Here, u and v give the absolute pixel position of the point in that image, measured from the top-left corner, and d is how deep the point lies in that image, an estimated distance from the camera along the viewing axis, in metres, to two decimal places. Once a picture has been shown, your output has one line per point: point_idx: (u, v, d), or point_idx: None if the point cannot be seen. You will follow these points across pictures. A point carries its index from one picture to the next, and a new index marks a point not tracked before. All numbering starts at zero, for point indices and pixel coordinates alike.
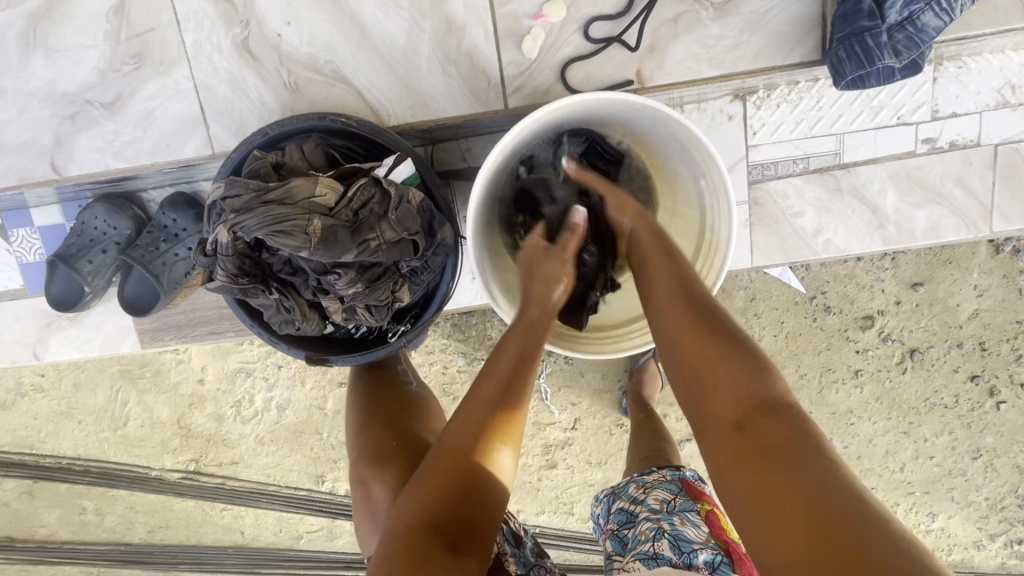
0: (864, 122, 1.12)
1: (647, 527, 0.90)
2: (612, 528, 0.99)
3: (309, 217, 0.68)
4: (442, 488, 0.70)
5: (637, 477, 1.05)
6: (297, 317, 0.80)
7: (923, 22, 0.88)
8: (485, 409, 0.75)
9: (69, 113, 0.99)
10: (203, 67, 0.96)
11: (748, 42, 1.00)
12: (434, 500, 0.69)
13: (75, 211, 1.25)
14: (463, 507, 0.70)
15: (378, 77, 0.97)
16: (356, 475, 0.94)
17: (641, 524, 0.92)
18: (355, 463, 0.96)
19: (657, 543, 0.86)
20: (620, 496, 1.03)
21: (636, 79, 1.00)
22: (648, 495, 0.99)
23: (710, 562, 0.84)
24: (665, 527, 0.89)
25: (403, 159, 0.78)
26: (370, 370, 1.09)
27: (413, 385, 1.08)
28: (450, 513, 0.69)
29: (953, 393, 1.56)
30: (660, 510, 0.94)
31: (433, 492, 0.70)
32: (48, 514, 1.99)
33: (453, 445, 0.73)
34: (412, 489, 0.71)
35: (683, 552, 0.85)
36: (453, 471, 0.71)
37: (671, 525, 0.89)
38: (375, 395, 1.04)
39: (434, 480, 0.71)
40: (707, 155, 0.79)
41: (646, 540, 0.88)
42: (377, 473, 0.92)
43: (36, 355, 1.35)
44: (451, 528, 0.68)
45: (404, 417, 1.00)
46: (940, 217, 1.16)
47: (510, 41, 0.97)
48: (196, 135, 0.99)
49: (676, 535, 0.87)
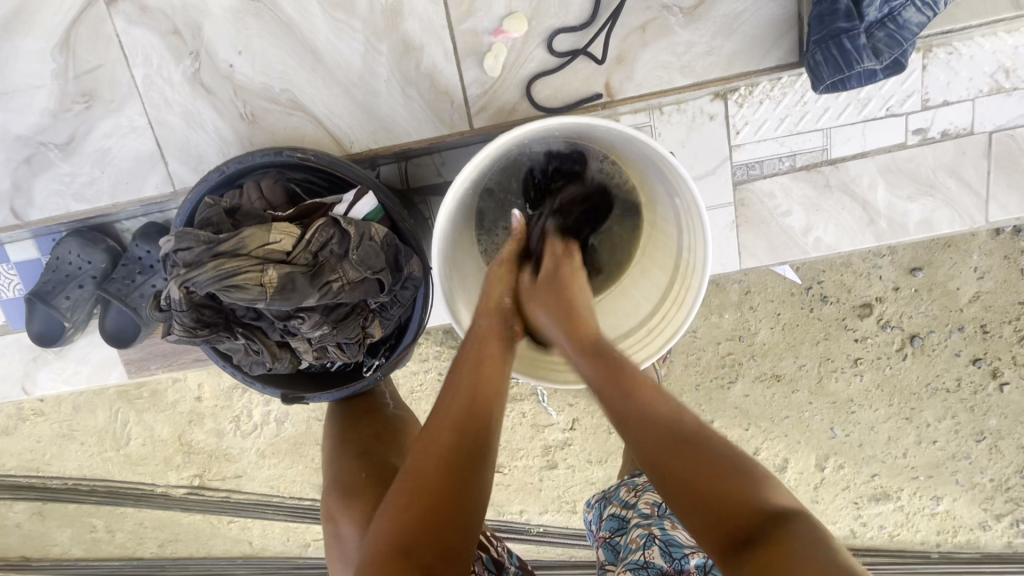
0: (850, 115, 1.07)
1: (638, 535, 0.89)
2: (604, 536, 0.96)
3: (262, 268, 0.66)
4: (411, 508, 0.65)
5: (627, 481, 1.03)
6: (266, 359, 0.77)
7: (905, 18, 0.83)
8: (450, 431, 0.70)
9: (25, 156, 0.96)
10: (157, 102, 0.93)
11: (721, 46, 0.96)
12: (406, 525, 0.64)
13: (50, 245, 1.23)
14: (441, 529, 0.65)
15: (337, 103, 0.94)
16: (327, 511, 0.94)
17: (632, 531, 0.90)
18: (327, 494, 0.96)
19: (648, 551, 0.84)
20: (612, 501, 1.01)
21: (605, 91, 0.96)
22: (639, 499, 0.97)
23: (703, 565, 0.82)
24: (656, 532, 0.87)
25: (363, 194, 0.76)
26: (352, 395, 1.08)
27: (391, 406, 1.07)
28: (421, 537, 0.64)
29: (955, 377, 1.53)
30: (652, 514, 0.92)
31: (401, 515, 0.65)
32: (60, 533, 2.02)
33: (423, 465, 0.68)
34: (383, 518, 0.66)
35: (675, 559, 0.82)
36: (422, 489, 0.66)
37: (662, 530, 0.87)
38: (354, 421, 1.04)
39: (403, 501, 0.66)
40: (677, 174, 0.75)
41: (637, 548, 0.87)
42: (348, 511, 0.92)
43: (25, 390, 1.35)
44: (422, 553, 0.63)
45: (380, 444, 1.00)
46: (935, 208, 1.12)
47: (471, 59, 0.93)
48: (156, 172, 0.96)
49: (667, 541, 0.85)
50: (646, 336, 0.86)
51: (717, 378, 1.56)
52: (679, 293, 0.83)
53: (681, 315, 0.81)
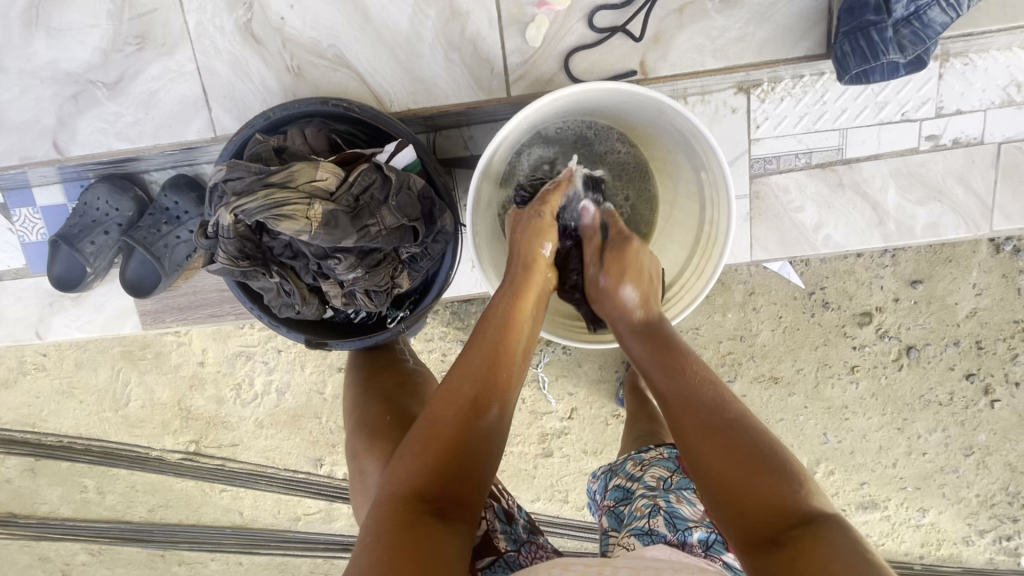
0: (868, 117, 1.12)
1: (643, 504, 0.89)
2: (608, 505, 0.98)
3: (309, 202, 0.69)
4: (426, 460, 0.67)
5: (634, 455, 1.04)
6: (297, 300, 0.81)
7: (930, 17, 0.87)
8: (471, 384, 0.72)
9: (72, 93, 0.99)
10: (206, 49, 0.96)
11: (755, 33, 0.99)
12: (420, 472, 0.67)
13: (78, 191, 1.25)
14: (454, 480, 0.67)
15: (380, 63, 0.97)
16: (353, 448, 0.94)
17: (638, 501, 0.91)
18: (352, 435, 0.97)
19: (652, 519, 0.85)
20: (618, 472, 1.03)
21: (640, 70, 0.99)
22: (645, 472, 0.98)
23: (705, 540, 0.83)
24: (661, 503, 0.88)
25: (403, 145, 0.78)
26: (370, 352, 1.10)
27: (410, 363, 1.09)
28: (438, 485, 0.66)
29: (947, 391, 1.57)
30: (657, 487, 0.93)
31: (419, 462, 0.67)
32: (50, 491, 2.02)
33: (442, 419, 0.69)
34: (398, 464, 0.68)
35: (678, 530, 0.83)
36: (439, 438, 0.68)
37: (668, 502, 0.88)
38: (375, 371, 1.05)
39: (418, 450, 0.68)
40: (708, 147, 0.79)
41: (641, 516, 0.87)
42: (371, 448, 0.93)
43: (38, 335, 1.36)
44: (435, 500, 0.65)
45: (402, 392, 1.02)
46: (942, 215, 1.16)
47: (514, 29, 0.96)
48: (199, 117, 0.99)
49: (672, 513, 0.86)
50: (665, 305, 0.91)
51: None
52: (699, 265, 0.87)
53: (700, 285, 0.85)
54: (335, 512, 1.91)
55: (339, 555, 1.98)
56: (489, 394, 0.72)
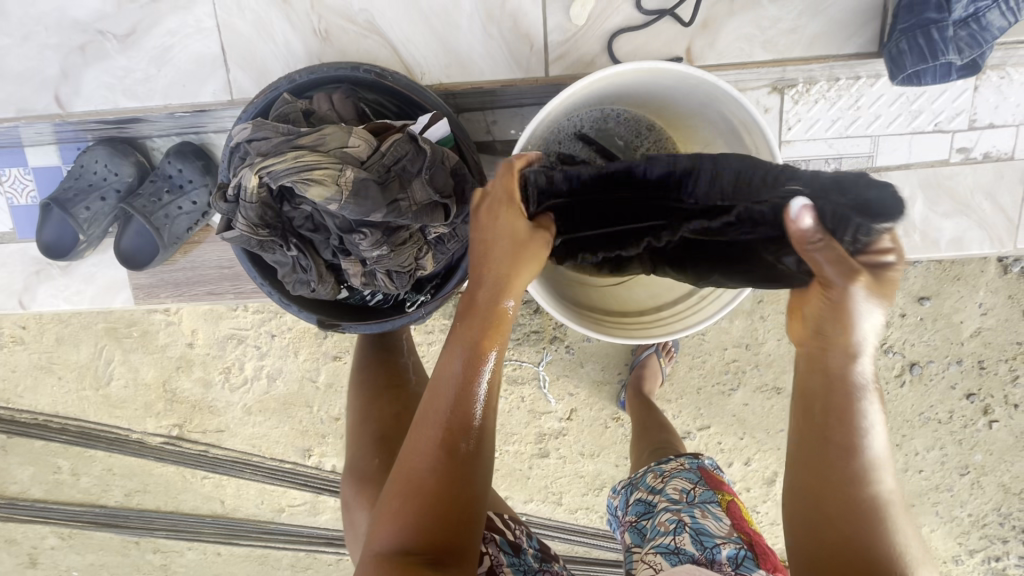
0: (900, 126, 1.10)
1: (667, 519, 0.87)
2: (630, 520, 0.95)
3: (341, 168, 0.64)
4: (406, 518, 0.64)
5: (655, 466, 1.02)
6: (313, 277, 0.76)
7: (988, 20, 0.84)
8: (435, 423, 0.67)
9: (79, 43, 0.92)
10: (228, 5, 0.91)
11: (805, 26, 0.95)
12: (404, 528, 0.64)
13: (74, 153, 1.18)
14: (441, 529, 0.64)
15: (413, 32, 0.92)
16: (350, 495, 0.93)
17: (661, 515, 0.89)
18: (350, 476, 0.95)
19: (678, 537, 0.82)
20: (639, 486, 1.01)
21: (685, 57, 0.95)
22: (666, 484, 0.96)
23: (735, 557, 0.79)
24: (686, 519, 0.85)
25: (438, 118, 0.73)
26: (378, 357, 1.07)
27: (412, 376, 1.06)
28: (426, 535, 0.63)
29: (947, 410, 1.56)
30: (681, 500, 0.90)
31: (401, 520, 0.65)
32: (20, 471, 1.93)
33: (413, 469, 0.66)
34: (379, 522, 0.66)
35: (705, 547, 0.80)
36: (413, 490, 0.65)
37: (693, 518, 0.85)
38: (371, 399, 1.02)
39: (395, 508, 0.66)
40: (758, 137, 0.76)
41: (666, 532, 0.84)
42: (364, 495, 0.93)
43: (21, 304, 1.29)
44: (422, 550, 0.63)
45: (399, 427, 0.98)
46: (966, 229, 1.14)
47: (556, 5, 0.92)
48: (215, 78, 0.93)
49: (698, 529, 0.82)
50: (701, 302, 0.86)
51: (719, 384, 1.56)
52: None
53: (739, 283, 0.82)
54: (320, 505, 1.85)
55: (322, 549, 1.93)
56: (460, 430, 0.66)
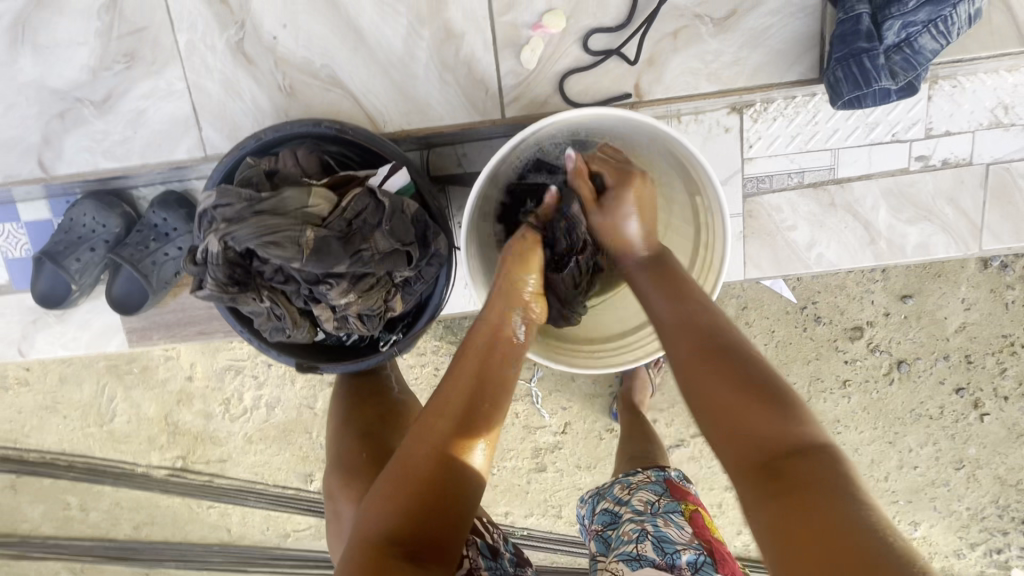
0: (859, 138, 1.12)
1: (630, 529, 0.88)
2: (596, 529, 0.99)
3: (301, 229, 0.68)
4: (400, 502, 0.67)
5: (623, 478, 1.04)
6: (288, 324, 0.79)
7: (920, 44, 0.87)
8: (449, 414, 0.73)
9: (59, 111, 0.97)
10: (197, 68, 0.95)
11: (747, 57, 0.98)
12: (395, 513, 0.67)
13: (64, 206, 1.23)
14: (427, 522, 0.67)
15: (374, 82, 0.96)
16: (330, 487, 0.94)
17: (625, 525, 0.91)
18: (329, 473, 0.96)
19: (641, 544, 0.84)
20: (606, 496, 1.03)
21: (634, 92, 0.98)
22: (632, 495, 0.98)
23: (694, 562, 0.81)
24: (649, 528, 0.87)
25: (397, 169, 0.77)
26: (356, 378, 1.07)
27: (396, 393, 1.06)
28: (410, 524, 0.66)
29: (939, 404, 1.57)
30: (645, 511, 0.93)
31: (392, 504, 0.67)
32: (31, 509, 1.97)
33: (414, 455, 0.70)
34: (372, 503, 0.69)
35: (666, 554, 0.82)
36: (411, 476, 0.69)
37: (655, 527, 0.87)
38: (357, 401, 1.03)
39: (391, 490, 0.69)
40: (702, 172, 0.78)
41: (629, 541, 0.86)
42: (346, 488, 0.93)
43: (20, 352, 1.33)
44: (410, 540, 0.65)
45: (384, 425, 1.00)
46: (931, 234, 1.17)
47: (508, 51, 0.96)
48: (188, 136, 0.98)
49: (659, 537, 0.85)
50: (657, 329, 0.90)
51: None
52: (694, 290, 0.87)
53: None
54: None
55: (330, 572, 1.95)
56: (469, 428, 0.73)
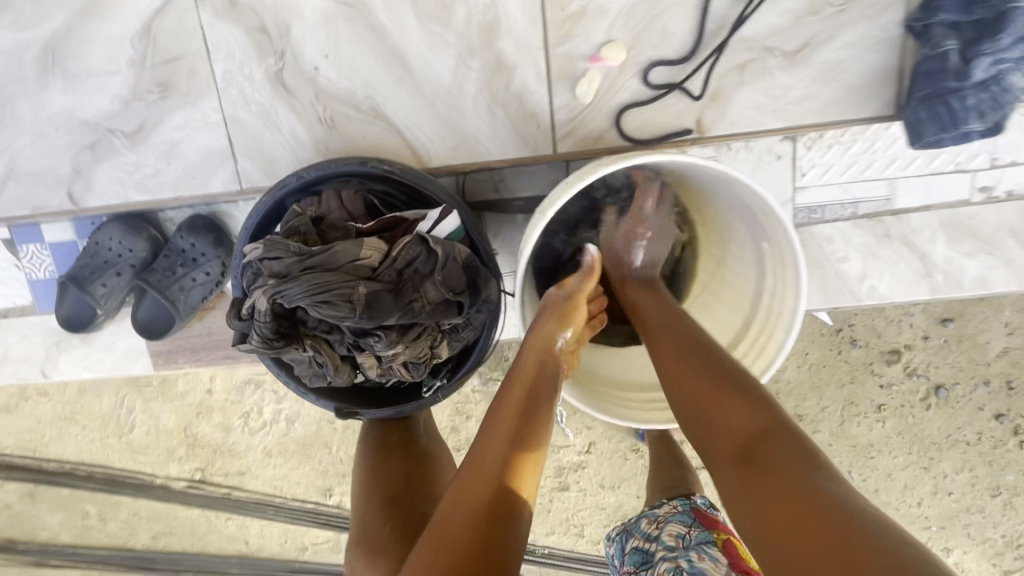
0: (919, 168, 1.07)
1: (664, 568, 0.87)
2: (629, 570, 0.95)
3: (354, 284, 0.65)
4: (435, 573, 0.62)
5: (648, 512, 1.02)
6: (330, 372, 0.75)
7: (1011, 82, 0.82)
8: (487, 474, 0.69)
9: (89, 142, 0.94)
10: (234, 99, 0.91)
11: (818, 92, 0.94)
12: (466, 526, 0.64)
13: (88, 229, 1.19)
14: None
15: (418, 114, 0.92)
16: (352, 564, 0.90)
17: (659, 564, 0.89)
18: (353, 546, 0.91)
19: None
20: (634, 533, 1.00)
21: (696, 127, 0.95)
22: (662, 530, 0.96)
23: None
24: (682, 565, 0.85)
25: (449, 212, 0.73)
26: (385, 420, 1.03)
27: (423, 433, 1.04)
28: (485, 545, 0.63)
29: (976, 431, 1.51)
30: (677, 547, 0.90)
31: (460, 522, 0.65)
32: (49, 517, 1.96)
33: (451, 524, 0.65)
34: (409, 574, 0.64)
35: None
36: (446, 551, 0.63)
37: (689, 562, 0.85)
38: (382, 459, 0.98)
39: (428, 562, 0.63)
40: (774, 219, 0.73)
41: None
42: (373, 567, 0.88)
43: (44, 374, 1.30)
44: None
45: (410, 491, 0.96)
46: (992, 267, 1.11)
47: (562, 84, 0.92)
48: (223, 169, 0.94)
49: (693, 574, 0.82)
50: None
51: None
52: (757, 342, 0.80)
53: (759, 365, 0.79)
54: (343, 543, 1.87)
55: None
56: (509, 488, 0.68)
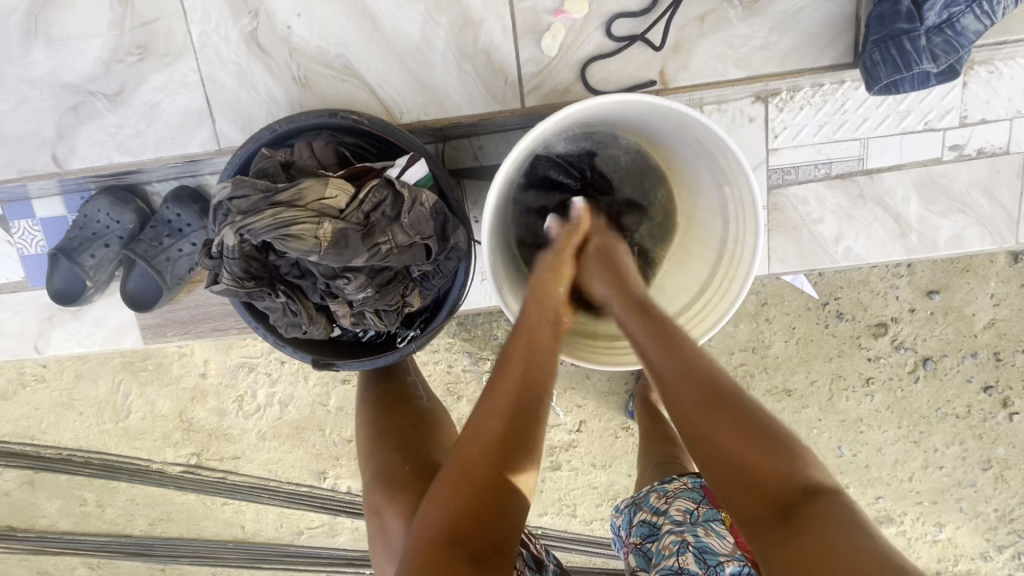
0: (889, 127, 1.08)
1: (670, 540, 0.83)
2: (634, 542, 0.91)
3: (318, 221, 0.68)
4: (455, 501, 0.65)
5: (658, 486, 0.97)
6: (304, 320, 0.78)
7: (963, 25, 0.86)
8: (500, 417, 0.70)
9: (72, 105, 1.00)
10: (210, 59, 0.97)
11: (777, 42, 0.99)
12: (453, 513, 0.64)
13: (78, 203, 1.22)
14: (479, 522, 0.64)
15: (389, 70, 0.97)
16: (371, 503, 0.90)
17: (664, 537, 0.85)
18: (369, 486, 0.93)
19: (681, 557, 0.79)
20: (642, 506, 0.97)
21: (659, 79, 0.99)
22: (670, 505, 0.91)
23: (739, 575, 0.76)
24: (689, 539, 0.81)
25: (416, 159, 0.75)
26: (379, 384, 1.08)
27: (423, 399, 1.07)
28: (472, 528, 0.64)
29: (966, 404, 1.47)
30: (684, 521, 0.85)
31: (448, 506, 0.65)
32: (48, 504, 1.97)
33: (468, 456, 0.68)
34: (427, 505, 0.66)
35: (709, 567, 0.77)
36: (467, 481, 0.66)
37: (696, 537, 0.81)
38: (387, 412, 1.02)
39: (448, 491, 0.66)
40: (732, 160, 0.76)
41: (669, 554, 0.81)
42: (388, 503, 0.88)
43: (36, 349, 1.33)
44: (468, 543, 0.63)
45: (417, 435, 0.98)
46: (965, 226, 1.12)
47: (528, 38, 0.96)
48: (201, 129, 1.00)
49: (701, 548, 0.79)
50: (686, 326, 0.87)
51: None
52: (722, 285, 0.84)
53: (724, 305, 0.82)
54: (337, 526, 1.86)
55: (342, 570, 1.92)
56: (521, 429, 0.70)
